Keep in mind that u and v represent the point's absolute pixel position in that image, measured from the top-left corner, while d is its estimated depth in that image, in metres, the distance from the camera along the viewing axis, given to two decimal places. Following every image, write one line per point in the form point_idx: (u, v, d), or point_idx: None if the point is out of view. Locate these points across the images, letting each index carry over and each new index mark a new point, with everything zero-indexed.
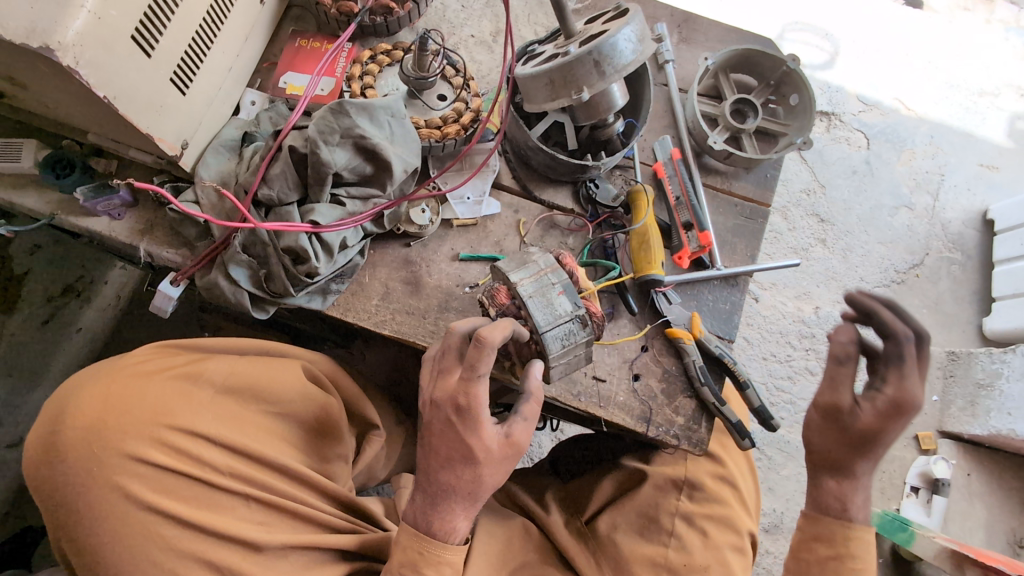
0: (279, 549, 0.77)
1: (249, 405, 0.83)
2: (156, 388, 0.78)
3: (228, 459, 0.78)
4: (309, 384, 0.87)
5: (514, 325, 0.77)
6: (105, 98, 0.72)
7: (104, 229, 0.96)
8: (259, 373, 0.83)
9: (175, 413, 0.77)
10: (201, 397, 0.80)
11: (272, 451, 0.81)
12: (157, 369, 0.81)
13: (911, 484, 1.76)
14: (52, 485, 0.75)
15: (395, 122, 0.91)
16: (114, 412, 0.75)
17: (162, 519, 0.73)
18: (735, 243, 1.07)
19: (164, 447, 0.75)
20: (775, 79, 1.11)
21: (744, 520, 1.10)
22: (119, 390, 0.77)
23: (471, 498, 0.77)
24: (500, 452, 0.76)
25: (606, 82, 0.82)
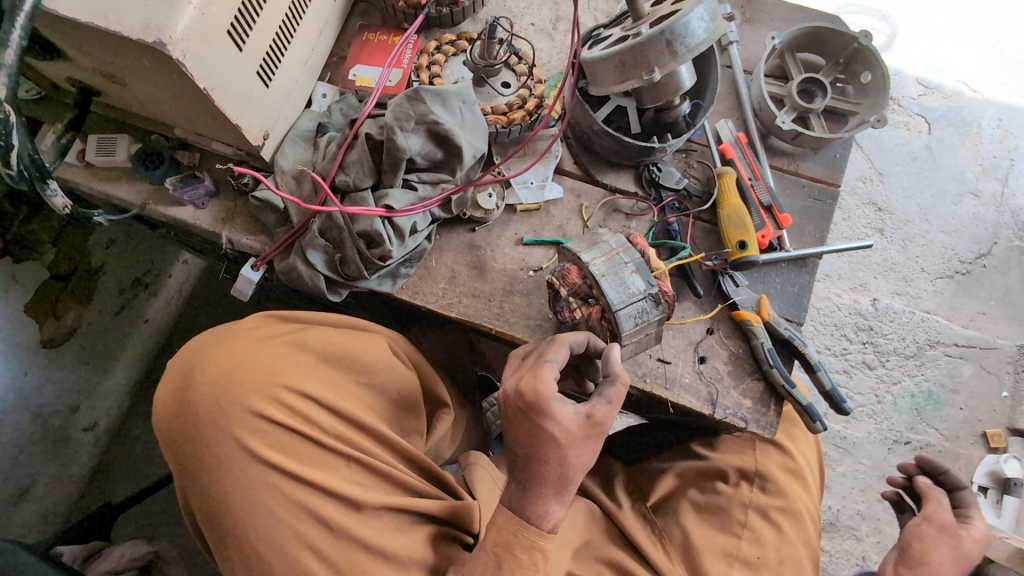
0: (377, 509, 0.81)
1: (346, 373, 0.87)
2: (272, 351, 0.83)
3: (333, 421, 0.82)
4: (395, 358, 0.91)
5: (590, 335, 0.83)
6: (204, 89, 0.77)
7: (189, 218, 1.02)
8: (355, 344, 0.88)
9: (288, 374, 0.81)
10: (308, 362, 0.84)
11: (368, 417, 0.85)
12: (269, 335, 0.86)
13: (978, 484, 1.67)
14: (178, 436, 0.79)
15: (466, 108, 0.94)
16: (237, 369, 0.80)
17: (278, 472, 0.77)
18: (803, 225, 1.04)
19: (279, 404, 0.80)
20: (844, 56, 1.08)
21: (811, 510, 1.08)
22: (239, 350, 0.82)
23: (560, 487, 0.77)
24: (581, 433, 0.76)
25: (678, 62, 0.82)
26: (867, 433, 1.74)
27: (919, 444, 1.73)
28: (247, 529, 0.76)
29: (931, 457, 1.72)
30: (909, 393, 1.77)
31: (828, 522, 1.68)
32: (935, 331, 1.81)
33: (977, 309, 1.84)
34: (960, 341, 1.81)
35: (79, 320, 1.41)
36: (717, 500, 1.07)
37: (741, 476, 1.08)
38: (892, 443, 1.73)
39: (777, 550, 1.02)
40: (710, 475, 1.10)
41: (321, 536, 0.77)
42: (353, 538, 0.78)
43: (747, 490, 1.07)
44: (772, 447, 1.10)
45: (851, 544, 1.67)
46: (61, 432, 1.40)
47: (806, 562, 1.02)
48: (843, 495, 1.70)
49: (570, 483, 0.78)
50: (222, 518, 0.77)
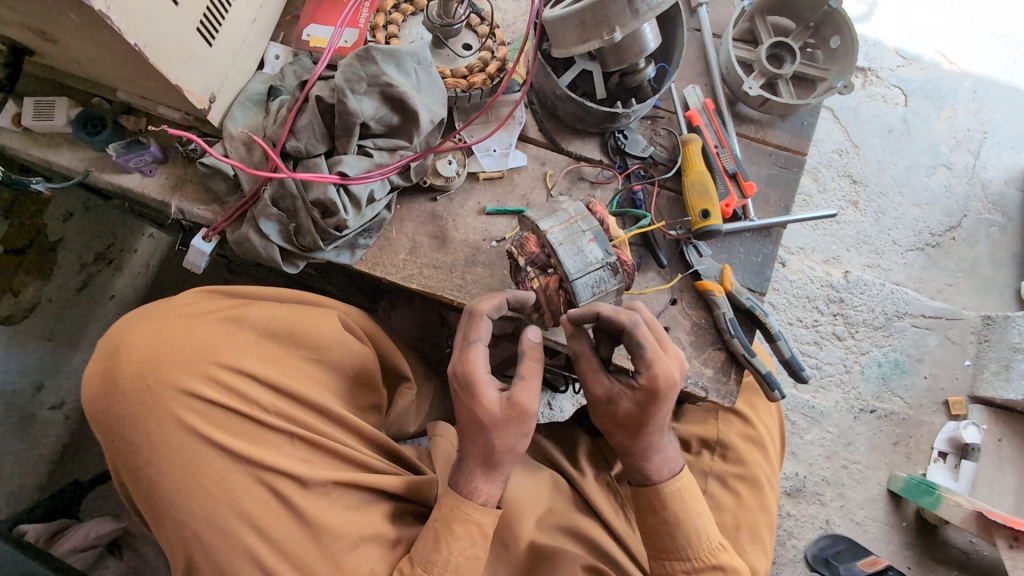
0: (322, 485, 0.79)
1: (289, 349, 0.85)
2: (207, 328, 0.81)
3: (273, 399, 0.81)
4: (345, 332, 0.90)
5: (512, 293, 0.80)
6: (136, 45, 0.73)
7: (137, 186, 0.98)
8: (298, 319, 0.86)
9: (223, 351, 0.80)
10: (246, 339, 0.83)
11: (313, 393, 0.84)
12: (204, 312, 0.83)
13: (938, 450, 1.74)
14: (107, 417, 0.77)
15: (422, 70, 0.90)
16: (167, 348, 0.78)
17: (216, 450, 0.76)
18: (768, 194, 1.04)
19: (215, 382, 0.78)
20: (815, 20, 1.05)
21: (769, 477, 1.11)
22: (171, 328, 0.80)
23: (493, 468, 0.79)
24: (502, 415, 0.76)
25: (640, 22, 0.79)
26: (835, 403, 1.78)
27: (884, 412, 1.78)
28: (184, 508, 0.74)
29: (895, 425, 1.77)
30: (876, 363, 1.81)
31: (793, 488, 1.73)
32: (903, 302, 1.84)
33: (944, 281, 1.88)
34: (927, 312, 1.84)
35: (37, 295, 1.36)
36: None
37: (703, 446, 1.10)
38: (858, 411, 1.78)
39: (735, 514, 1.04)
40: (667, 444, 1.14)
41: (262, 513, 0.75)
42: (297, 514, 0.76)
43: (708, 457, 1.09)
44: (732, 415, 1.12)
45: (816, 508, 1.72)
46: (25, 411, 1.36)
47: (762, 528, 1.05)
48: (809, 461, 1.75)
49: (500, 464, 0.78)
50: (156, 498, 0.75)
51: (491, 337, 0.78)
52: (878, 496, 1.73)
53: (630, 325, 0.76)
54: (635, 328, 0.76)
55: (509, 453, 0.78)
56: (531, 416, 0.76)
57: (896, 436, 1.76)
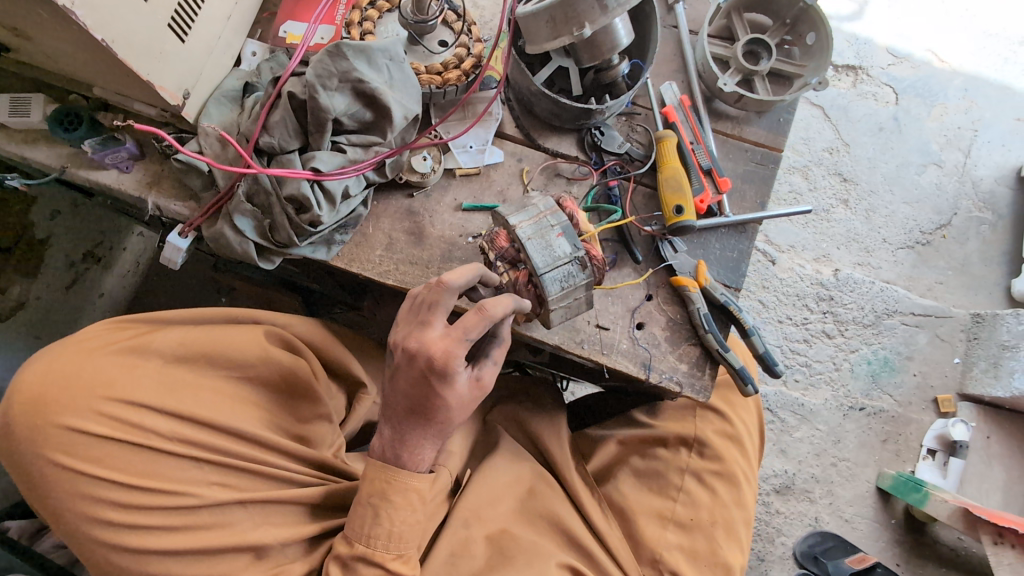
0: (232, 506, 0.81)
1: (195, 372, 0.85)
2: (102, 362, 0.81)
3: (173, 425, 0.81)
4: (258, 346, 0.89)
5: (482, 270, 0.80)
6: (103, 41, 0.73)
7: (113, 182, 0.98)
8: (205, 342, 0.86)
9: (112, 384, 0.80)
10: (144, 368, 0.83)
11: (218, 415, 0.83)
12: (102, 343, 0.84)
13: (928, 447, 1.74)
14: (12, 457, 0.80)
15: (393, 66, 0.90)
16: (57, 386, 0.79)
17: (113, 482, 0.78)
18: (744, 190, 1.04)
19: (103, 417, 0.78)
20: (791, 17, 1.05)
21: (746, 473, 1.11)
22: (66, 365, 0.80)
23: (441, 437, 0.82)
24: (469, 395, 0.79)
25: (609, 18, 0.80)
26: (824, 401, 1.79)
27: (873, 410, 1.78)
28: (96, 537, 0.78)
29: (884, 422, 1.77)
30: (865, 360, 1.81)
31: (783, 485, 1.73)
32: (892, 300, 1.84)
33: (934, 279, 1.88)
34: (916, 310, 1.84)
35: (25, 293, 1.39)
36: (654, 464, 1.10)
37: (680, 443, 1.10)
38: (847, 409, 1.78)
39: (711, 512, 1.05)
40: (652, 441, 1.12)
41: (170, 538, 0.78)
42: (207, 537, 0.79)
43: (685, 454, 1.09)
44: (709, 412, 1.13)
45: (804, 506, 1.72)
46: None
47: (738, 524, 1.06)
48: (799, 459, 1.75)
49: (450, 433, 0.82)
50: (71, 528, 0.79)
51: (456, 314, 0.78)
52: (868, 493, 1.74)
53: None
54: None
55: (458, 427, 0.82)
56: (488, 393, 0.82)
57: (885, 433, 1.77)
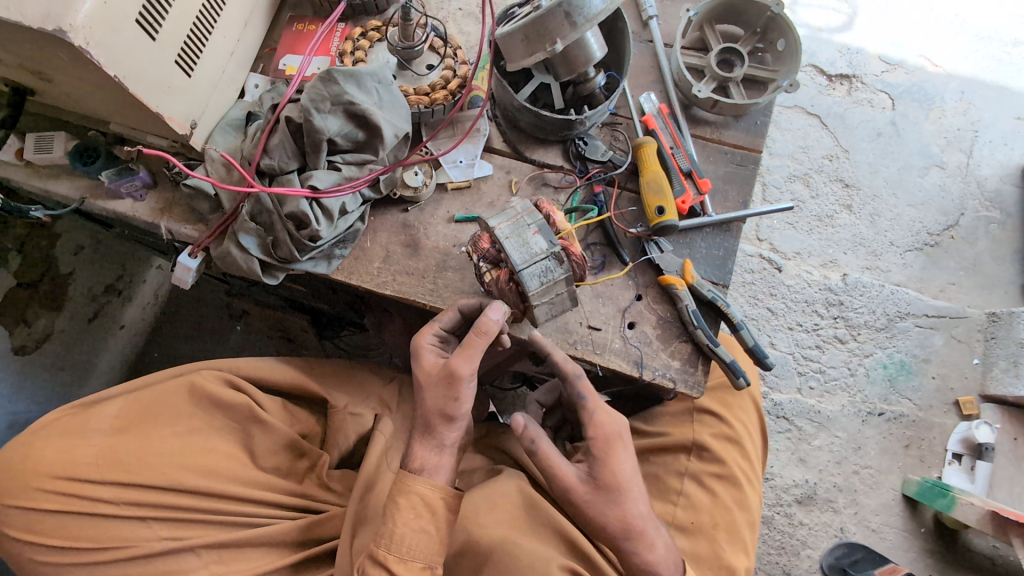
0: (190, 552, 0.91)
1: (138, 437, 0.95)
2: (57, 439, 0.94)
3: (118, 492, 0.91)
4: (193, 399, 0.99)
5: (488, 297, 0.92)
6: (115, 77, 0.80)
7: (129, 210, 1.05)
8: (148, 407, 0.98)
9: (60, 465, 0.91)
10: (94, 442, 0.94)
11: (159, 475, 0.92)
12: (63, 426, 0.96)
13: (953, 451, 1.71)
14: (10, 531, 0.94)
15: (383, 88, 0.97)
16: (24, 472, 0.92)
17: (82, 547, 0.90)
18: (727, 191, 1.07)
19: (60, 492, 0.91)
20: (761, 25, 1.10)
21: (749, 475, 1.12)
22: (33, 450, 0.93)
23: (425, 429, 0.87)
24: (436, 375, 0.86)
25: (579, 33, 0.85)
26: (841, 407, 1.76)
27: (892, 415, 1.75)
28: None
29: (905, 428, 1.74)
30: (881, 364, 1.79)
31: (805, 496, 1.70)
32: (905, 303, 1.83)
33: (946, 280, 1.87)
34: (930, 312, 1.83)
35: (51, 328, 1.42)
36: (654, 471, 1.13)
37: (680, 448, 1.12)
38: (867, 415, 1.76)
39: (711, 514, 1.06)
40: (660, 449, 1.13)
41: None
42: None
43: (685, 458, 1.11)
44: (707, 416, 1.13)
45: (829, 516, 1.69)
46: None
47: (743, 528, 1.07)
48: (819, 468, 1.72)
49: (431, 427, 0.86)
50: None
51: (450, 321, 0.91)
52: (894, 501, 1.70)
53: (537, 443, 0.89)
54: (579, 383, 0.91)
55: (440, 417, 0.86)
56: (462, 380, 0.84)
57: (907, 438, 1.74)
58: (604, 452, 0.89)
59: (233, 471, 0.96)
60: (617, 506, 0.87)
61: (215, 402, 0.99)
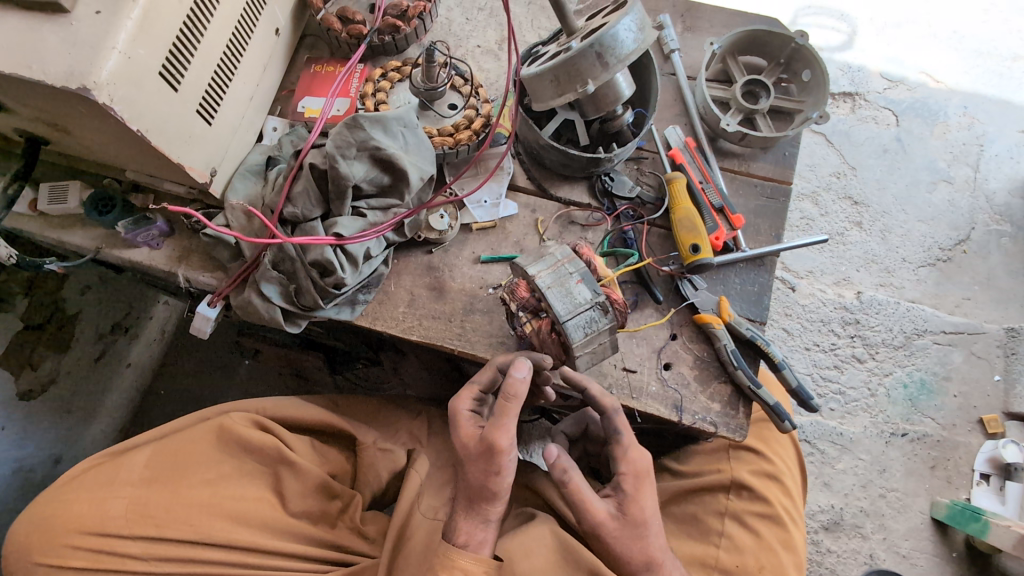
0: None
1: (164, 487, 0.91)
2: (86, 490, 0.91)
3: (146, 547, 0.88)
4: (221, 445, 0.95)
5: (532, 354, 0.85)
6: (138, 131, 0.78)
7: (145, 259, 1.02)
8: (176, 455, 0.94)
9: (87, 520, 0.88)
10: (121, 493, 0.91)
11: (186, 530, 0.88)
12: (92, 476, 0.94)
13: (980, 471, 1.65)
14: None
15: (408, 132, 0.95)
16: (54, 527, 0.89)
17: None
18: (758, 224, 1.05)
19: (87, 549, 0.88)
20: (784, 57, 1.09)
21: (791, 514, 1.07)
22: (63, 503, 0.91)
23: (472, 505, 0.85)
24: (475, 448, 0.82)
25: (610, 73, 0.84)
26: (863, 428, 1.71)
27: (916, 434, 1.70)
28: None
29: (930, 448, 1.69)
30: (902, 384, 1.75)
31: (831, 521, 1.64)
32: (921, 320, 1.80)
33: (961, 295, 1.84)
34: (948, 328, 1.79)
35: (58, 368, 1.37)
36: (692, 509, 1.08)
37: (718, 488, 1.07)
38: (890, 436, 1.70)
39: (756, 556, 1.00)
40: (698, 490, 1.08)
41: None
42: None
43: (724, 497, 1.06)
44: (744, 452, 1.09)
45: (857, 543, 1.62)
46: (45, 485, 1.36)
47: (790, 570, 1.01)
48: (844, 492, 1.66)
49: (479, 498, 0.84)
50: None
51: (488, 382, 0.87)
52: (923, 526, 1.64)
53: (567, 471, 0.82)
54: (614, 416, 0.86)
55: (485, 489, 0.82)
56: (501, 454, 0.79)
57: (933, 459, 1.68)
58: (635, 488, 0.85)
59: (263, 520, 0.91)
60: (640, 541, 0.83)
61: (244, 446, 0.95)
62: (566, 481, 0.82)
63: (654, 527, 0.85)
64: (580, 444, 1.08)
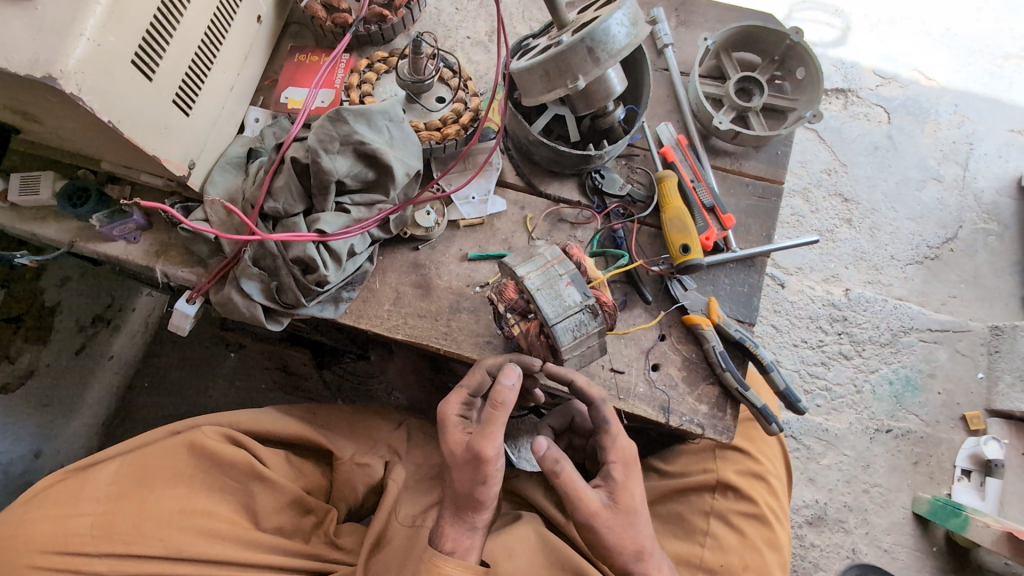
0: None
1: (132, 502, 0.89)
2: (52, 506, 0.88)
3: (114, 563, 0.85)
4: (191, 459, 0.93)
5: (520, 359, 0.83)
6: (110, 122, 0.74)
7: (122, 253, 0.99)
8: (145, 470, 0.92)
9: (51, 538, 0.85)
10: (87, 509, 0.88)
11: (155, 545, 0.86)
12: (55, 492, 0.90)
13: (961, 467, 1.67)
14: None
15: (394, 126, 0.92)
16: (13, 544, 0.86)
17: None
18: (750, 224, 1.04)
19: (50, 566, 0.85)
20: (779, 53, 1.08)
21: (777, 513, 1.07)
22: (24, 520, 0.87)
23: (460, 511, 0.84)
24: (462, 456, 0.81)
25: (602, 69, 0.81)
26: (848, 424, 1.72)
27: (900, 431, 1.72)
28: None
29: (913, 444, 1.71)
30: (887, 381, 1.76)
31: (815, 517, 1.65)
32: (908, 317, 1.81)
33: (947, 293, 1.85)
34: (933, 326, 1.80)
35: (36, 361, 1.34)
36: (678, 509, 1.08)
37: (704, 487, 1.06)
38: (874, 432, 1.72)
39: (740, 555, 1.00)
40: (685, 489, 1.08)
41: None
42: None
43: (710, 497, 1.05)
44: (731, 452, 1.09)
45: (840, 537, 1.64)
46: (23, 480, 1.33)
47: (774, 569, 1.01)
48: (829, 488, 1.67)
49: (465, 506, 0.83)
50: None
51: (479, 388, 0.85)
52: (905, 521, 1.65)
53: (560, 462, 0.79)
54: (602, 405, 0.84)
55: (471, 498, 0.81)
56: (488, 463, 0.78)
57: (915, 455, 1.70)
58: (626, 475, 0.83)
59: (235, 534, 0.90)
60: (630, 529, 0.80)
61: (215, 461, 0.93)
62: (557, 472, 0.78)
63: (642, 515, 0.82)
64: (566, 436, 1.08)
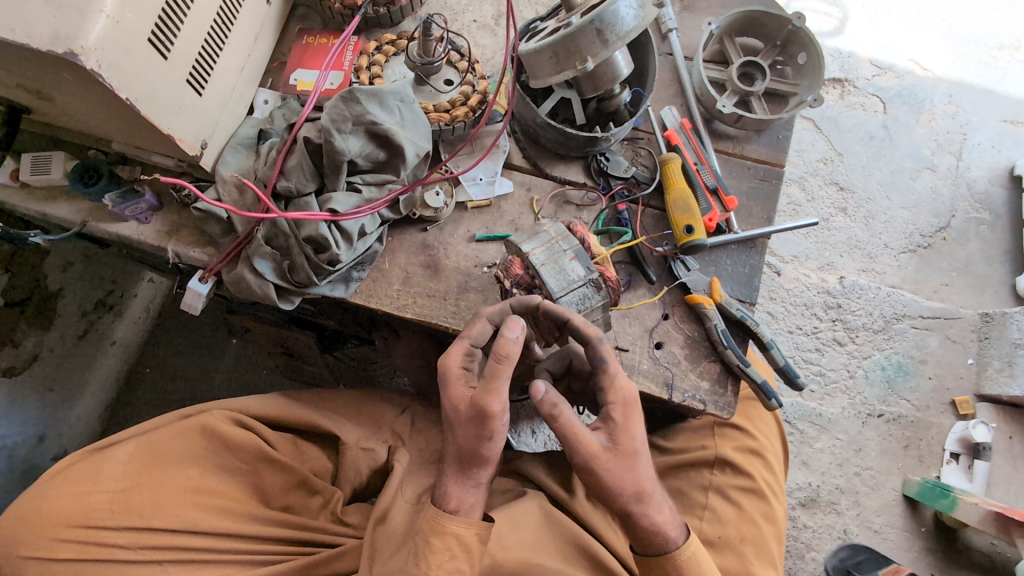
0: None
1: (148, 480, 0.91)
2: (68, 483, 0.90)
3: (132, 537, 0.88)
4: (203, 440, 0.95)
5: (527, 297, 0.83)
6: (127, 100, 0.75)
7: (133, 233, 1.00)
8: (158, 449, 0.93)
9: (69, 513, 0.87)
10: (102, 487, 0.90)
11: (172, 521, 0.89)
12: (71, 470, 0.92)
13: (950, 451, 1.72)
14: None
15: (404, 106, 0.94)
16: (32, 519, 0.88)
17: None
18: (751, 207, 1.06)
19: (69, 540, 0.87)
20: (781, 38, 1.09)
21: (773, 488, 1.10)
22: (39, 497, 0.89)
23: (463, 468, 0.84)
24: (465, 410, 0.82)
25: (610, 50, 0.83)
26: (841, 408, 1.76)
27: (892, 415, 1.76)
28: None
29: (904, 428, 1.75)
30: (879, 366, 1.80)
31: (808, 498, 1.70)
32: (902, 304, 1.84)
33: (939, 281, 1.89)
34: (926, 313, 1.84)
35: (38, 347, 1.36)
36: (678, 485, 1.11)
37: (703, 463, 1.10)
38: (866, 416, 1.76)
39: (737, 527, 1.04)
40: (685, 465, 1.11)
41: None
42: None
43: (709, 473, 1.09)
44: (731, 430, 1.11)
45: (832, 518, 1.68)
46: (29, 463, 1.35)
47: (770, 540, 1.05)
48: (822, 470, 1.72)
49: (469, 465, 0.84)
50: None
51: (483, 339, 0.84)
52: (894, 502, 1.70)
53: (557, 406, 0.80)
54: (601, 344, 0.82)
55: (476, 455, 0.83)
56: (493, 419, 0.79)
57: (907, 439, 1.74)
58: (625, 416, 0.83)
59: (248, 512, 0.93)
60: (630, 471, 0.82)
61: (226, 443, 0.95)
62: (555, 416, 0.80)
63: (642, 457, 0.84)
64: (565, 381, 1.01)
